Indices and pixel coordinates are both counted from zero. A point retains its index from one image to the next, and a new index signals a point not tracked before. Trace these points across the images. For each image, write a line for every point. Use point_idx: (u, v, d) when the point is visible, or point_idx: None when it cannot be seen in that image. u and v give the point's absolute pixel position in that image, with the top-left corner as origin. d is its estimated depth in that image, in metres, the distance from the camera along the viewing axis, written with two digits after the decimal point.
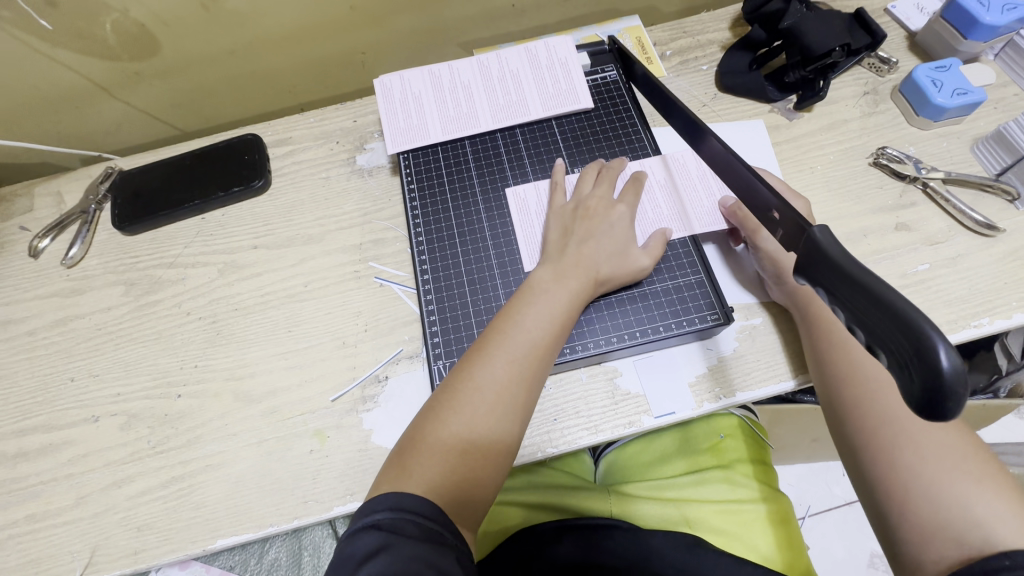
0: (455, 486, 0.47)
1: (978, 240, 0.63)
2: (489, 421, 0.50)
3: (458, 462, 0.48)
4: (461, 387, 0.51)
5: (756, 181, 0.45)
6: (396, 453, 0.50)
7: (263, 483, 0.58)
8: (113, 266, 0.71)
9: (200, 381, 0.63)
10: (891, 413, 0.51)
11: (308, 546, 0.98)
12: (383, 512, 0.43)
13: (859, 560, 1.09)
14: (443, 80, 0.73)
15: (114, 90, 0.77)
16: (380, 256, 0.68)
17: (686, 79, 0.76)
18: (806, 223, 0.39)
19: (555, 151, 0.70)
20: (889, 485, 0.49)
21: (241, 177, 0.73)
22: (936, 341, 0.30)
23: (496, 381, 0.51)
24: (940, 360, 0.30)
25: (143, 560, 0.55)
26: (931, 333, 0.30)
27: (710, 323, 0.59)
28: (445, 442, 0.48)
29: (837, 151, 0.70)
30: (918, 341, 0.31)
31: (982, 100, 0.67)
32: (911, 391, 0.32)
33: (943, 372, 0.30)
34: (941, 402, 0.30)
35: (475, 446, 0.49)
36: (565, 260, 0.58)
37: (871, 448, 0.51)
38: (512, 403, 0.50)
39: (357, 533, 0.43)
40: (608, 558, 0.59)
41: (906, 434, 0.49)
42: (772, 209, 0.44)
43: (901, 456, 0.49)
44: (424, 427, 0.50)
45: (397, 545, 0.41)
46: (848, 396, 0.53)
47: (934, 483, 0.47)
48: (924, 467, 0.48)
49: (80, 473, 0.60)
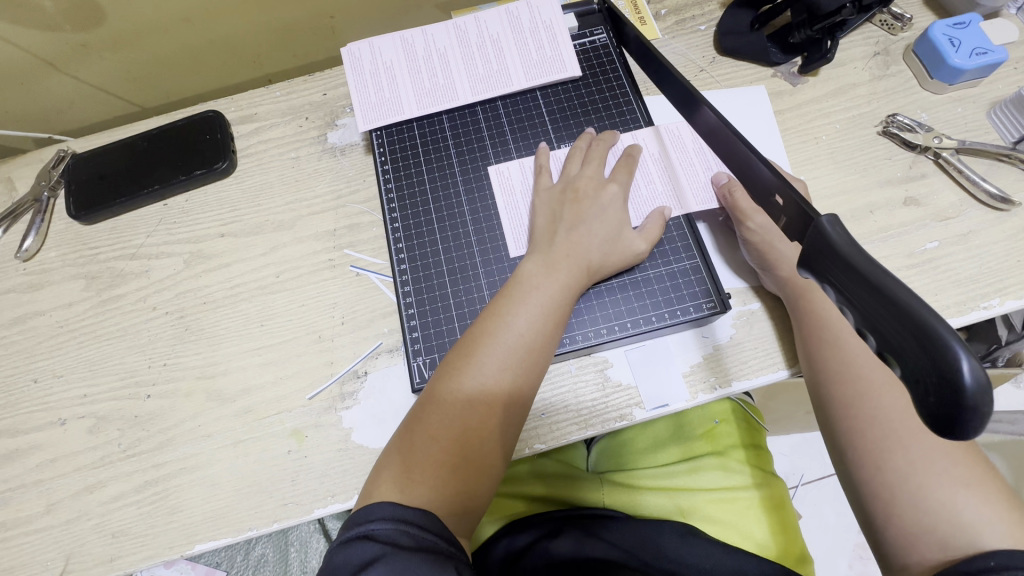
0: (447, 497, 0.45)
1: (992, 214, 0.59)
2: (480, 428, 0.47)
3: (449, 473, 0.45)
4: (448, 392, 0.48)
5: (755, 160, 0.41)
6: (384, 462, 0.47)
7: (241, 486, 0.55)
8: (71, 258, 0.66)
9: (169, 380, 0.60)
10: (880, 415, 0.49)
11: (295, 541, 0.97)
12: (378, 523, 0.41)
13: (849, 528, 1.10)
14: (416, 47, 0.67)
15: (61, 65, 0.70)
16: (356, 243, 0.64)
17: (682, 42, 0.70)
18: (811, 211, 0.35)
19: (540, 125, 0.65)
20: (875, 488, 0.48)
21: (203, 158, 0.68)
22: (957, 351, 0.27)
23: (486, 386, 0.48)
24: (963, 375, 0.26)
25: (121, 567, 0.54)
26: (950, 343, 0.27)
27: (704, 312, 0.56)
28: (434, 452, 0.46)
29: (844, 119, 0.65)
30: (936, 353, 0.27)
31: (1004, 60, 0.62)
32: (921, 405, 0.28)
33: (965, 388, 0.26)
34: (960, 421, 0.27)
35: (467, 457, 0.46)
36: (555, 250, 0.54)
37: (862, 446, 0.49)
38: (503, 407, 0.48)
39: (350, 543, 0.40)
40: (603, 545, 0.58)
41: (895, 437, 0.48)
42: (773, 193, 0.40)
43: (889, 459, 0.48)
44: (410, 437, 0.47)
45: (392, 555, 0.38)
46: (836, 393, 0.51)
47: (920, 488, 0.46)
48: (911, 471, 0.47)
49: (49, 480, 0.57)
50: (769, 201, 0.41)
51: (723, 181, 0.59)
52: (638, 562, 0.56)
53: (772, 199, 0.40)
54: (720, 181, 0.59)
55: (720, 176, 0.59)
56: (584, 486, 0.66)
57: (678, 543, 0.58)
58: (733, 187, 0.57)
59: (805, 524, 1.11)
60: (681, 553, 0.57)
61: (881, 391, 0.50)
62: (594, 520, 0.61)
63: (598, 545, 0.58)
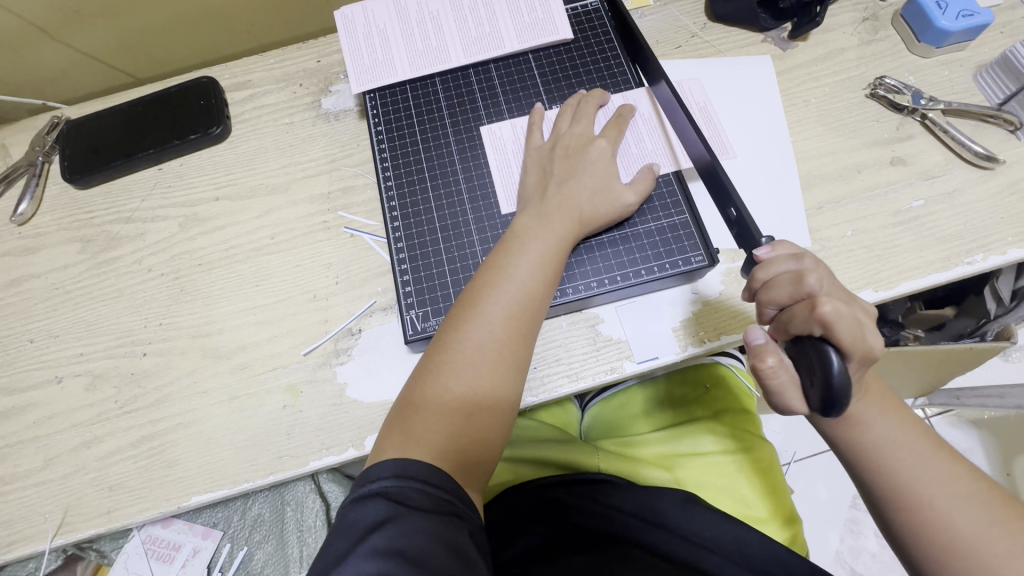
0: (460, 446, 0.46)
1: (976, 172, 0.60)
2: (489, 376, 0.48)
3: (463, 422, 0.47)
4: (455, 341, 0.49)
5: (720, 178, 0.52)
6: (392, 417, 0.48)
7: (237, 440, 0.56)
8: (67, 222, 0.67)
9: (164, 339, 0.60)
10: (914, 482, 0.46)
11: (291, 501, 0.78)
12: (389, 480, 0.42)
13: (840, 501, 1.11)
14: (409, 9, 0.67)
15: (55, 32, 0.70)
16: (349, 205, 0.65)
17: (675, 8, 0.71)
18: (755, 229, 0.49)
19: (532, 87, 0.65)
20: (937, 563, 0.44)
21: (197, 123, 0.68)
22: (830, 351, 0.40)
23: (491, 334, 0.49)
24: (831, 365, 0.39)
25: (118, 519, 0.55)
26: (826, 347, 0.40)
27: (694, 266, 0.56)
28: (448, 400, 0.47)
29: (833, 83, 0.66)
30: (818, 353, 0.40)
31: (990, 22, 0.63)
32: (815, 397, 0.41)
33: (833, 375, 0.39)
34: (832, 399, 0.39)
35: (479, 404, 0.47)
36: (547, 203, 0.55)
37: (895, 505, 0.46)
38: (509, 357, 0.49)
39: (362, 501, 0.41)
40: (604, 509, 0.58)
41: (936, 503, 0.45)
42: (730, 207, 0.52)
43: (937, 527, 0.44)
44: (417, 390, 0.48)
45: (406, 516, 0.40)
46: (863, 468, 0.48)
47: (978, 554, 0.43)
48: (965, 540, 0.43)
49: (46, 436, 0.58)
50: (706, 174, 0.55)
51: (757, 341, 0.46)
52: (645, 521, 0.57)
53: (703, 164, 0.55)
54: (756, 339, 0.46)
55: (749, 334, 0.47)
56: (577, 449, 0.66)
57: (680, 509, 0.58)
58: (765, 354, 0.44)
59: (797, 499, 1.13)
60: (681, 519, 0.57)
61: (908, 456, 0.47)
62: (594, 487, 0.60)
63: (598, 511, 0.58)
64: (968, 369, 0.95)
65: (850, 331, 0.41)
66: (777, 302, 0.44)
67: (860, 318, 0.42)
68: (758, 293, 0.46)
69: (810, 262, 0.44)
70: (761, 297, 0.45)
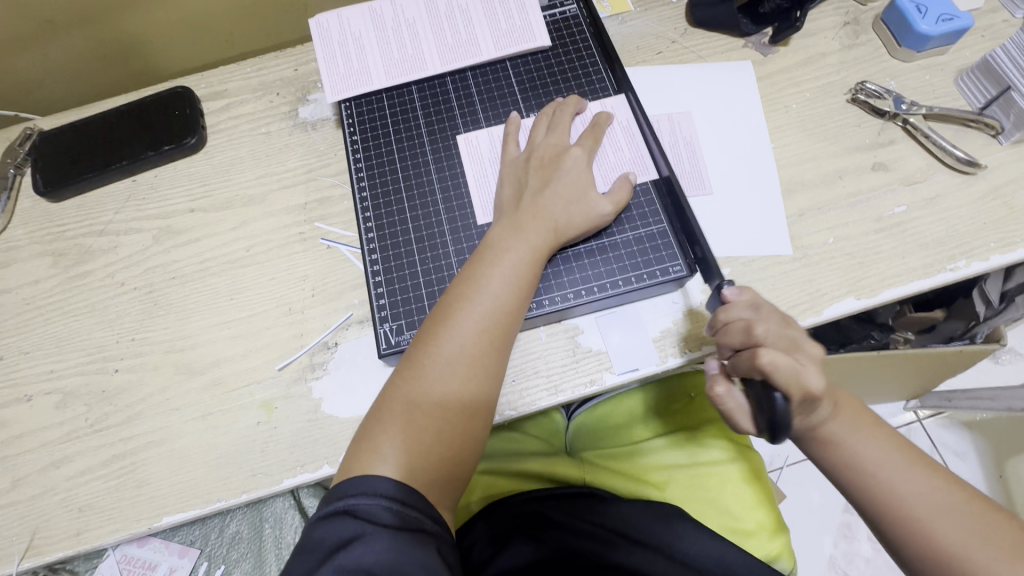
0: (431, 464, 0.45)
1: (958, 177, 0.60)
2: (461, 392, 0.47)
3: (434, 439, 0.45)
4: (426, 356, 0.48)
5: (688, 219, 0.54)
6: (361, 432, 0.47)
7: (210, 458, 0.55)
8: (38, 235, 0.65)
9: (137, 355, 0.59)
10: (899, 497, 0.45)
11: (269, 517, 0.77)
12: (358, 498, 0.41)
13: (833, 507, 1.10)
14: (385, 17, 0.67)
15: (26, 44, 0.69)
16: (326, 216, 0.64)
17: (654, 14, 0.70)
18: (714, 268, 0.52)
19: (510, 95, 0.64)
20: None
21: (172, 134, 0.67)
22: (772, 389, 0.43)
23: (464, 349, 0.48)
24: (773, 402, 0.42)
25: (87, 541, 0.53)
26: (770, 385, 0.43)
27: (672, 276, 0.55)
28: (418, 417, 0.46)
29: (814, 88, 0.65)
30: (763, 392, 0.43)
31: (971, 25, 0.62)
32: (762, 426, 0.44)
33: (774, 411, 0.42)
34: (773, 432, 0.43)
35: (450, 420, 0.46)
36: (520, 214, 0.54)
37: (882, 521, 0.46)
38: (482, 372, 0.48)
39: (329, 518, 0.40)
40: (588, 526, 0.57)
41: (919, 513, 0.44)
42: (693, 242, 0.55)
43: (925, 540, 0.43)
44: (388, 405, 0.47)
45: (374, 534, 0.39)
46: (846, 486, 0.48)
47: (967, 565, 0.42)
48: (953, 552, 0.42)
49: (15, 456, 0.56)
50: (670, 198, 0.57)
51: (712, 370, 0.49)
52: (628, 539, 0.56)
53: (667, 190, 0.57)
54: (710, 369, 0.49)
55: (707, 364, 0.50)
56: (560, 464, 0.66)
57: (664, 523, 0.57)
58: (716, 382, 0.49)
59: (790, 505, 1.11)
60: (667, 534, 0.56)
61: (890, 470, 0.46)
62: (583, 502, 0.60)
63: (581, 528, 0.57)
64: (955, 373, 0.95)
65: (794, 373, 0.43)
66: (730, 341, 0.47)
67: (803, 365, 0.44)
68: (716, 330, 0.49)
69: (766, 312, 0.46)
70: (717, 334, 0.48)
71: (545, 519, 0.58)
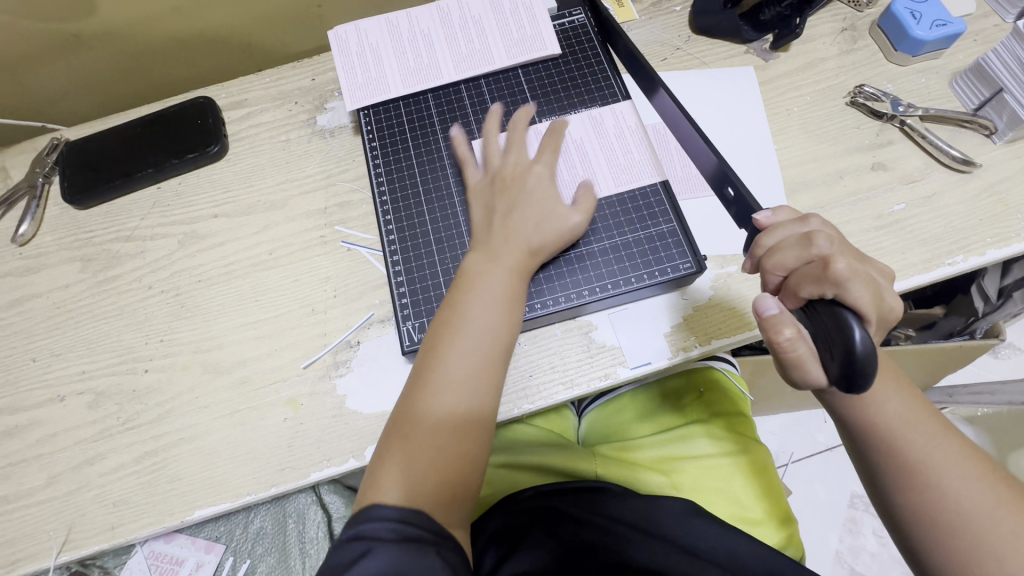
0: (436, 481, 0.46)
1: (954, 176, 0.62)
2: (457, 409, 0.49)
3: (437, 457, 0.47)
4: (421, 380, 0.50)
5: (725, 168, 0.52)
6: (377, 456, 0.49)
7: (239, 453, 0.57)
8: (67, 242, 0.68)
9: (166, 356, 0.61)
10: (926, 463, 0.46)
11: (293, 512, 0.78)
12: (365, 524, 0.43)
13: (838, 502, 1.12)
14: (401, 28, 0.69)
15: (53, 57, 0.71)
16: (346, 220, 0.66)
17: (658, 22, 0.73)
18: (754, 202, 0.50)
19: (522, 101, 0.67)
20: (935, 537, 0.46)
21: (195, 142, 0.69)
22: (852, 324, 0.38)
23: (455, 369, 0.50)
24: (855, 339, 0.38)
25: (121, 535, 0.55)
26: (842, 312, 0.39)
27: (682, 272, 0.57)
28: (421, 439, 0.48)
29: (814, 91, 0.68)
30: (840, 328, 0.39)
31: (963, 31, 0.65)
32: (835, 370, 0.39)
33: (857, 350, 0.37)
34: (856, 378, 0.38)
35: (450, 438, 0.48)
36: (493, 238, 0.56)
37: (904, 481, 0.47)
38: (474, 388, 0.50)
39: (343, 543, 0.42)
40: (601, 519, 0.59)
41: (940, 477, 0.46)
42: (727, 185, 0.53)
43: (943, 503, 0.46)
44: (394, 433, 0.49)
45: (378, 552, 0.40)
46: (874, 447, 0.48)
47: (978, 526, 0.45)
48: (967, 514, 0.45)
49: (50, 454, 0.58)
50: (716, 182, 0.54)
51: (770, 311, 0.42)
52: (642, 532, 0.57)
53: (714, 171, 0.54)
54: (768, 309, 0.43)
55: (761, 303, 0.43)
56: (574, 456, 0.68)
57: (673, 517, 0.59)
58: (783, 325, 0.41)
59: (796, 500, 1.13)
60: (677, 528, 0.58)
61: (919, 435, 0.47)
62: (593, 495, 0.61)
63: (592, 521, 0.58)
64: (956, 367, 0.96)
65: (864, 290, 0.40)
66: (783, 267, 0.44)
67: (875, 276, 0.43)
68: (763, 260, 0.46)
69: (816, 224, 0.45)
70: (768, 264, 0.45)
71: (559, 513, 0.60)
